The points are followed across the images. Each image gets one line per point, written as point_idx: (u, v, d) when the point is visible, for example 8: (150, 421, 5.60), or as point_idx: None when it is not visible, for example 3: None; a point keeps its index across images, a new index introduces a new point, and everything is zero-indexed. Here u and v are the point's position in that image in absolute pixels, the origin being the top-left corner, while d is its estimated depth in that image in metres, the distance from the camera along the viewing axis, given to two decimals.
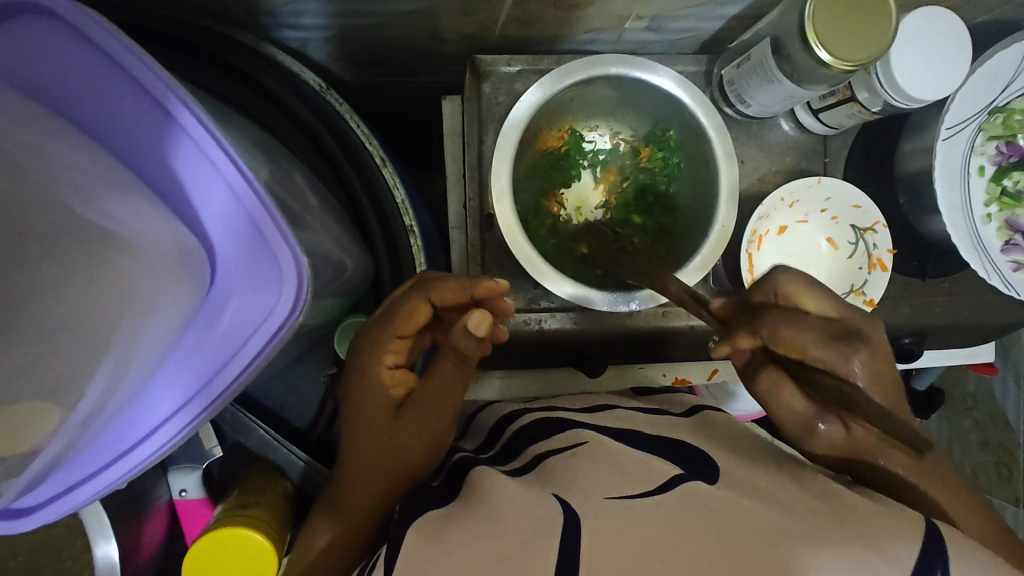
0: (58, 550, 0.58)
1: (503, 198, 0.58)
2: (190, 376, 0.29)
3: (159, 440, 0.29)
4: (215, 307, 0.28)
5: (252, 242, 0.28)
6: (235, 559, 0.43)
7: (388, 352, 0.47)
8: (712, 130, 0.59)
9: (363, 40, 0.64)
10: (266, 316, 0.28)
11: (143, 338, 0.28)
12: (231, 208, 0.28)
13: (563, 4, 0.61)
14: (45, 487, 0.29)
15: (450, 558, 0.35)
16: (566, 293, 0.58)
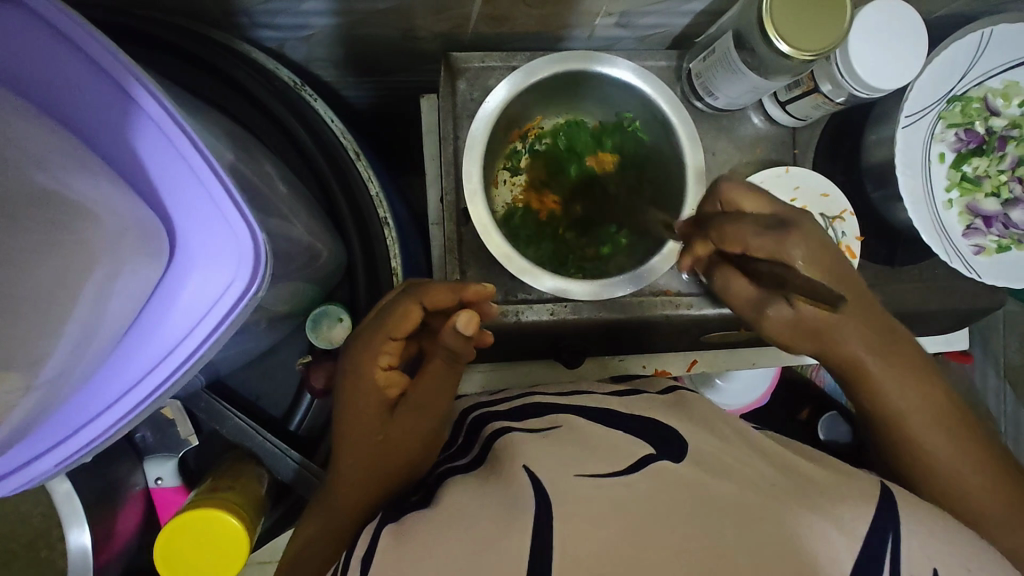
0: (37, 543, 0.58)
1: (476, 201, 0.59)
2: (157, 344, 0.29)
3: (126, 406, 0.30)
4: (179, 280, 0.29)
5: (215, 218, 0.29)
6: (210, 540, 0.44)
7: (379, 354, 0.48)
8: (674, 118, 0.61)
9: (341, 40, 0.66)
10: (224, 291, 0.29)
11: (108, 309, 0.29)
12: (193, 185, 0.29)
13: (533, 2, 0.63)
14: (21, 447, 0.30)
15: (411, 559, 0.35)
16: (548, 287, 0.59)
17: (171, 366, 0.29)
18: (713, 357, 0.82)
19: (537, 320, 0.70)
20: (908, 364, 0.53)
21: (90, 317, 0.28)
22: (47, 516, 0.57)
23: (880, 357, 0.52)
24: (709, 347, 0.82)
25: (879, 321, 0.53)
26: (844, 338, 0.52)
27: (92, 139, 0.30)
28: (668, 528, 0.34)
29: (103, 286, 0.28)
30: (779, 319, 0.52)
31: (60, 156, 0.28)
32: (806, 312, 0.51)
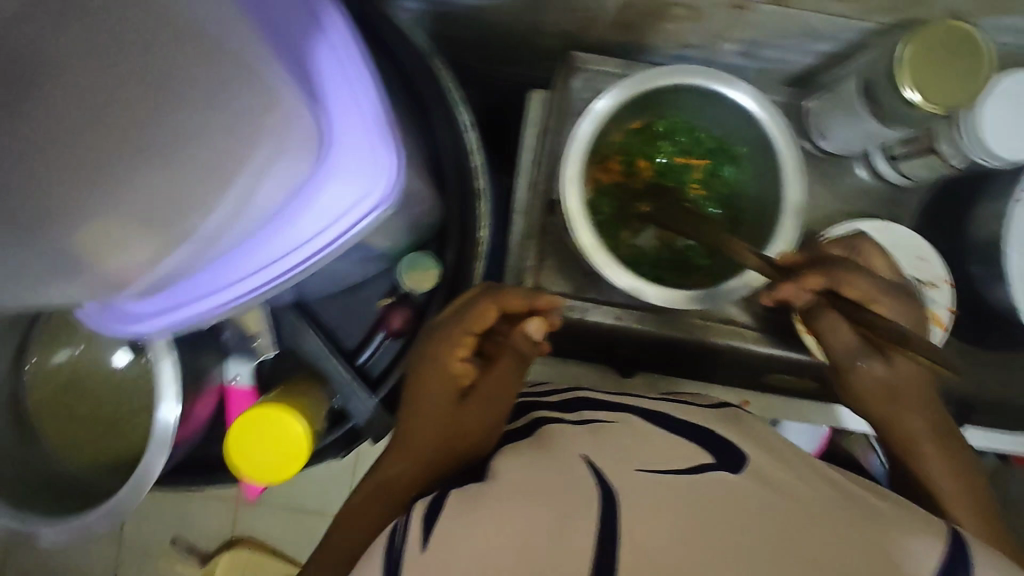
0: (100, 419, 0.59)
1: (573, 187, 0.60)
2: (300, 228, 0.40)
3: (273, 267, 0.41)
4: (324, 181, 0.39)
5: (360, 146, 0.39)
6: (276, 438, 0.47)
7: (453, 349, 0.52)
8: (782, 149, 0.60)
9: (472, 23, 0.71)
10: (357, 200, 0.39)
11: (266, 187, 0.39)
12: (352, 113, 0.39)
13: (663, 16, 0.65)
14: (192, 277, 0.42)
15: (482, 530, 0.36)
16: (622, 284, 0.60)
17: (298, 254, 0.40)
18: (767, 404, 0.80)
19: (601, 322, 0.71)
20: (957, 450, 0.56)
21: (245, 194, 0.39)
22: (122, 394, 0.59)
23: (926, 438, 0.56)
24: (768, 392, 0.79)
25: (943, 419, 0.57)
26: (912, 418, 0.56)
27: (284, 50, 0.39)
28: (715, 519, 0.35)
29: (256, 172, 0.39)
30: (869, 376, 0.57)
31: (253, 52, 0.37)
32: (898, 370, 0.56)
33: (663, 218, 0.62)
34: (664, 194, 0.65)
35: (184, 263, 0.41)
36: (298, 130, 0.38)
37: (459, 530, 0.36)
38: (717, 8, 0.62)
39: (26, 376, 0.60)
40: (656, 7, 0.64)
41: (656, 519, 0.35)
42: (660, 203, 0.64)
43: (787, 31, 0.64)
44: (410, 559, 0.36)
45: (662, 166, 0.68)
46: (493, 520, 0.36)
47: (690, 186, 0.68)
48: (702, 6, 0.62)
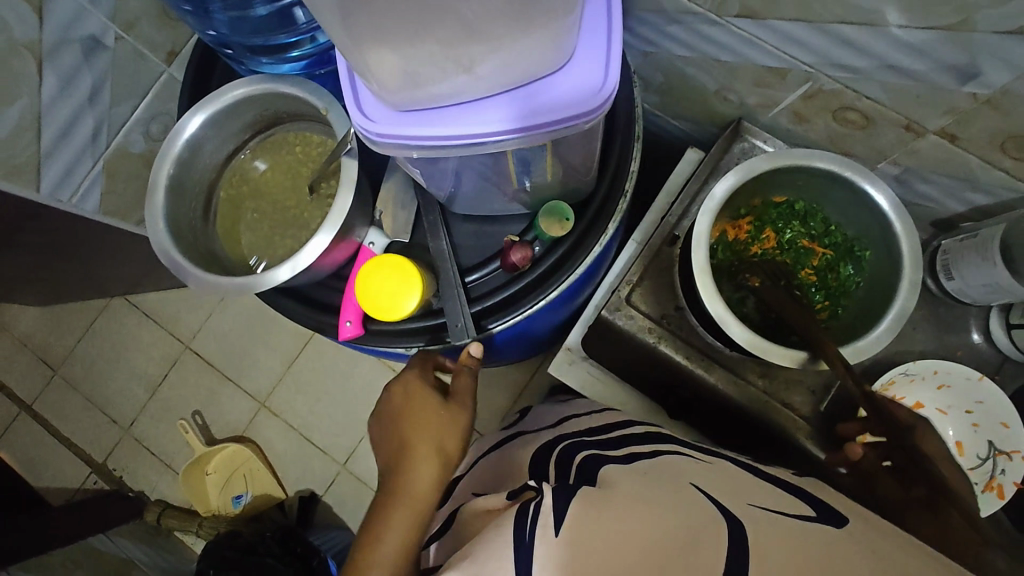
0: (264, 227, 0.64)
1: (705, 217, 0.66)
2: (517, 112, 0.41)
3: (473, 135, 0.42)
4: (558, 83, 0.41)
5: (594, 72, 0.41)
6: (393, 281, 0.56)
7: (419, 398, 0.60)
8: (906, 260, 0.63)
9: (669, 69, 0.84)
10: (576, 106, 0.41)
11: (511, 64, 0.38)
12: (599, 31, 0.41)
13: (840, 118, 0.72)
14: (395, 112, 0.41)
15: (621, 527, 0.40)
16: (715, 311, 0.63)
17: (495, 140, 0.42)
18: None
19: (670, 355, 0.77)
20: None
21: (487, 67, 0.38)
22: (290, 210, 0.63)
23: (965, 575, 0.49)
24: None
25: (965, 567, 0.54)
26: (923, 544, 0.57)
27: None
28: (808, 548, 0.38)
29: (519, 50, 0.37)
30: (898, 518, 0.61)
31: None
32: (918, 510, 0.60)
33: (769, 294, 0.67)
34: (777, 273, 0.70)
35: (391, 90, 0.39)
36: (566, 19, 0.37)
37: (594, 528, 0.39)
38: (891, 126, 0.68)
39: (235, 164, 0.64)
40: (834, 107, 0.71)
41: (775, 543, 0.38)
42: (772, 278, 0.68)
43: (949, 171, 0.69)
44: (545, 539, 0.39)
45: (785, 245, 0.72)
46: (626, 523, 0.40)
47: (804, 272, 0.72)
48: (878, 120, 0.69)
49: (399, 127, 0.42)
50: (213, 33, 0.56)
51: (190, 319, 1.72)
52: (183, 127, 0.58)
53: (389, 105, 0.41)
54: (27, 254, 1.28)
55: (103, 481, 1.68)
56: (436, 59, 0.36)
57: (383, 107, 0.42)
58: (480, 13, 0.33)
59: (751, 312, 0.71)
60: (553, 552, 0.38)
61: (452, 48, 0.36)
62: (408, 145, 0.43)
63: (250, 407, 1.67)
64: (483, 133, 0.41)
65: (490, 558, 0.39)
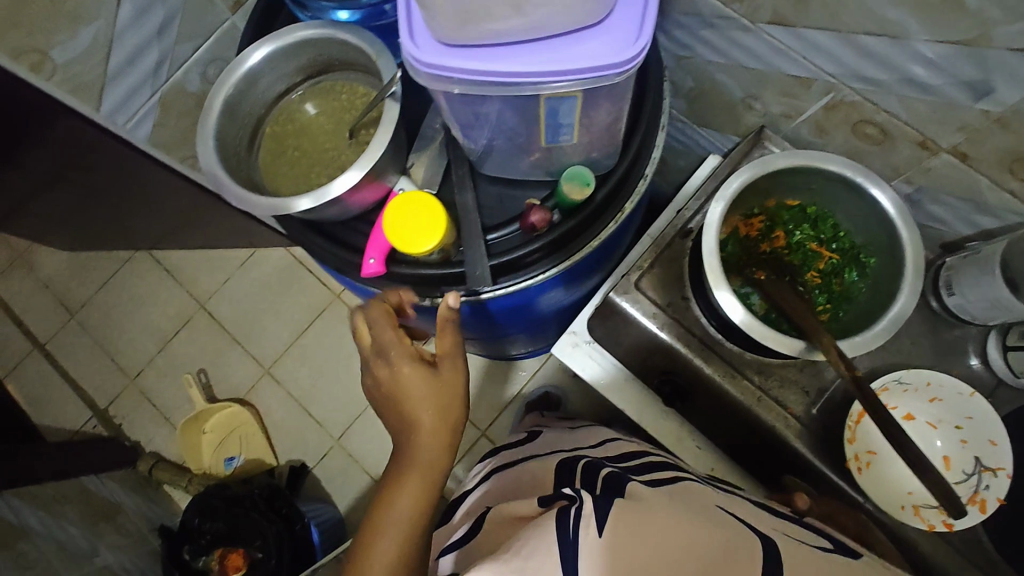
0: (302, 165, 0.68)
1: (721, 205, 0.69)
2: (550, 58, 0.45)
3: (507, 76, 0.46)
4: (590, 38, 0.45)
5: (628, 31, 0.45)
6: (423, 218, 0.60)
7: (417, 376, 0.60)
8: (909, 267, 0.65)
9: (701, 74, 0.87)
10: (605, 60, 0.45)
11: (551, 13, 0.43)
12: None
13: (859, 132, 0.75)
14: (440, 44, 0.46)
15: (655, 538, 0.45)
16: (720, 294, 0.66)
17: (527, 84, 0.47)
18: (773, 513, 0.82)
19: (671, 343, 0.79)
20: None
21: (531, 13, 0.42)
22: (328, 153, 0.68)
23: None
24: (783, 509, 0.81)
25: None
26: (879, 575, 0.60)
27: None
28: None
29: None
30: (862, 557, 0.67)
31: None
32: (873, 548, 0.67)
33: (774, 288, 0.70)
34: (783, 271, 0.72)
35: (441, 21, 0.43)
36: None
37: (632, 537, 0.45)
38: (907, 142, 0.71)
39: (283, 104, 0.69)
40: (855, 120, 0.74)
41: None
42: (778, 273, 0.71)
43: (960, 193, 0.71)
44: (589, 540, 0.44)
45: (794, 246, 0.74)
46: (660, 536, 0.46)
47: (809, 274, 0.74)
48: (895, 135, 0.71)
49: (442, 57, 0.46)
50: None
51: (209, 280, 1.77)
52: (244, 58, 0.62)
53: (436, 35, 0.45)
54: (67, 193, 1.33)
55: (102, 427, 1.71)
56: None
57: (430, 37, 0.46)
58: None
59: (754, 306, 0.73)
60: (596, 554, 0.44)
61: None
62: (447, 77, 0.47)
63: (255, 372, 1.70)
64: (521, 74, 0.45)
65: (538, 553, 0.44)
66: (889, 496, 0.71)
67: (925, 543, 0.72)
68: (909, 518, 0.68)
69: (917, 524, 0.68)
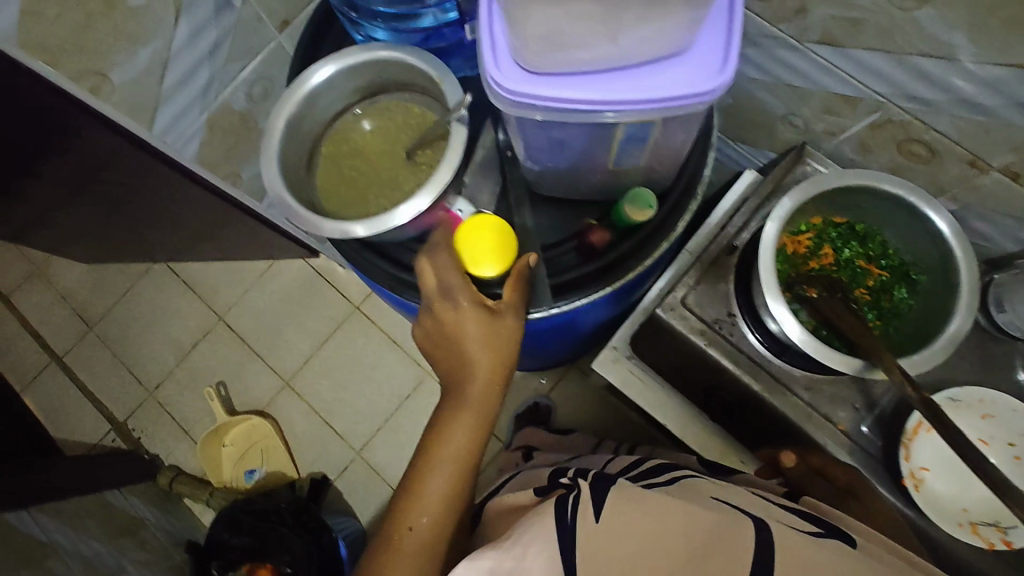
0: (359, 186, 0.68)
1: (774, 224, 0.69)
2: (625, 88, 0.46)
3: (582, 102, 0.46)
4: (667, 69, 0.46)
5: (714, 57, 0.45)
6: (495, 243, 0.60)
7: (480, 321, 0.60)
8: (964, 285, 0.66)
9: (740, 91, 0.88)
10: (682, 92, 0.45)
11: (631, 45, 0.43)
12: (712, 35, 0.45)
13: (905, 150, 0.76)
14: (517, 70, 0.46)
15: (650, 516, 0.49)
16: (777, 311, 0.67)
17: (602, 110, 0.47)
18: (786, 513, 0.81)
19: (718, 358, 0.80)
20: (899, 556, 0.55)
21: (612, 44, 0.43)
22: (384, 173, 0.68)
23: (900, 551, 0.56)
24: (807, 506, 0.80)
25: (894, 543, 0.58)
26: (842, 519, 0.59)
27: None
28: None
29: (657, 25, 0.42)
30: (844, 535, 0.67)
31: None
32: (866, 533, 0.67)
33: (827, 305, 0.70)
34: (835, 287, 0.73)
35: (523, 47, 0.44)
36: (690, 15, 0.41)
37: (625, 519, 0.49)
38: (955, 160, 0.72)
39: (339, 124, 0.69)
40: (901, 138, 0.75)
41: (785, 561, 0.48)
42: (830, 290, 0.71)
43: (1008, 211, 0.72)
44: (584, 526, 0.49)
45: (843, 263, 0.75)
46: (650, 514, 0.49)
47: (858, 290, 0.75)
48: (942, 153, 0.72)
49: (518, 82, 0.46)
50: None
51: (228, 292, 1.76)
52: (308, 77, 0.63)
53: (523, 63, 0.46)
54: (91, 207, 1.32)
55: (121, 440, 1.70)
56: (571, 26, 0.41)
57: (516, 64, 0.46)
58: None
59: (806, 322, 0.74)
60: (588, 535, 0.48)
61: (589, 19, 0.41)
62: (521, 102, 0.48)
63: (274, 385, 1.70)
64: (596, 101, 0.46)
65: (535, 542, 0.49)
66: (945, 512, 0.70)
67: (978, 558, 0.73)
68: (970, 534, 0.68)
69: (979, 542, 0.68)
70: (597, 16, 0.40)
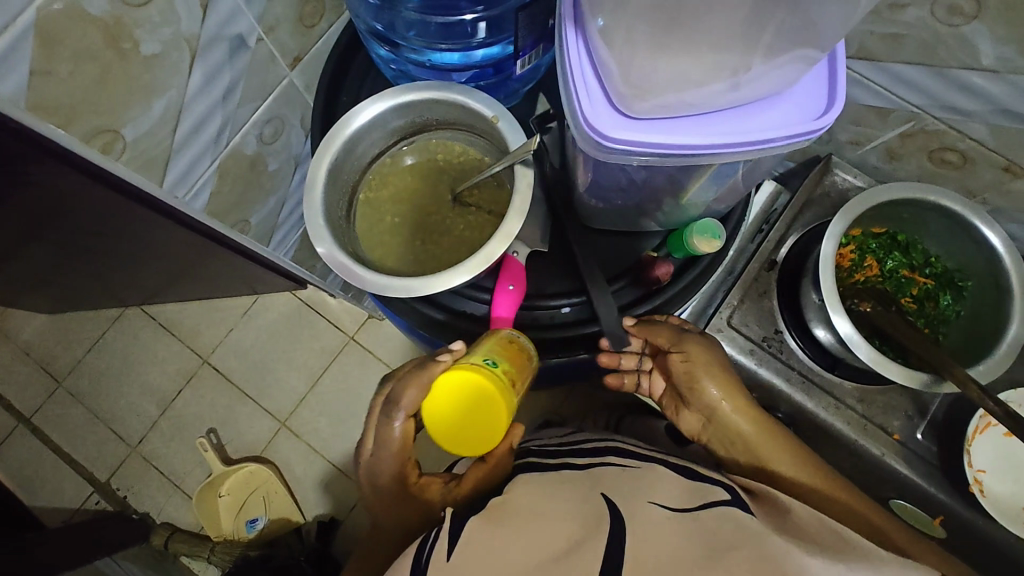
0: (407, 233, 0.63)
1: (829, 242, 0.69)
2: (713, 130, 0.44)
3: (665, 144, 0.44)
4: (757, 114, 0.44)
5: (807, 110, 0.44)
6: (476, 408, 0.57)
7: (396, 491, 0.64)
8: (1017, 290, 0.67)
9: None
10: (771, 138, 0.43)
11: (728, 90, 0.41)
12: (806, 89, 0.44)
13: (936, 158, 0.77)
14: (600, 107, 0.44)
15: (509, 532, 0.47)
16: (843, 329, 0.66)
17: (684, 152, 0.45)
18: None
19: (770, 376, 0.79)
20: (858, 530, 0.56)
21: (709, 88, 0.41)
22: (432, 217, 0.64)
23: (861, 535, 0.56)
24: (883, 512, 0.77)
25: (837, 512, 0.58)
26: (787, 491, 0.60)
27: None
28: None
29: (773, 67, 0.40)
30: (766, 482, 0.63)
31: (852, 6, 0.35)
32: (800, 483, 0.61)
33: (884, 319, 0.70)
34: (886, 299, 0.73)
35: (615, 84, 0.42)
36: (792, 65, 0.40)
37: (479, 544, 0.46)
38: (989, 166, 0.73)
39: (377, 167, 0.64)
40: (934, 147, 0.76)
41: (650, 531, 0.46)
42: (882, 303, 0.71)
43: None
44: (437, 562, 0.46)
45: (888, 273, 0.75)
46: (509, 533, 0.47)
47: (904, 299, 0.75)
48: (977, 160, 0.74)
49: (600, 119, 0.44)
50: (381, 28, 0.59)
51: (210, 333, 1.53)
52: (347, 122, 0.58)
53: (624, 108, 0.43)
54: (50, 261, 1.09)
55: (107, 502, 1.48)
56: (673, 66, 0.39)
57: (616, 110, 0.44)
58: (767, 27, 0.37)
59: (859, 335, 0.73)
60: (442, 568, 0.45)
61: (694, 59, 0.39)
62: (597, 141, 0.45)
63: (270, 426, 1.49)
64: (682, 144, 0.44)
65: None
66: (1010, 513, 0.71)
67: None
68: None
69: None
70: (703, 57, 0.39)
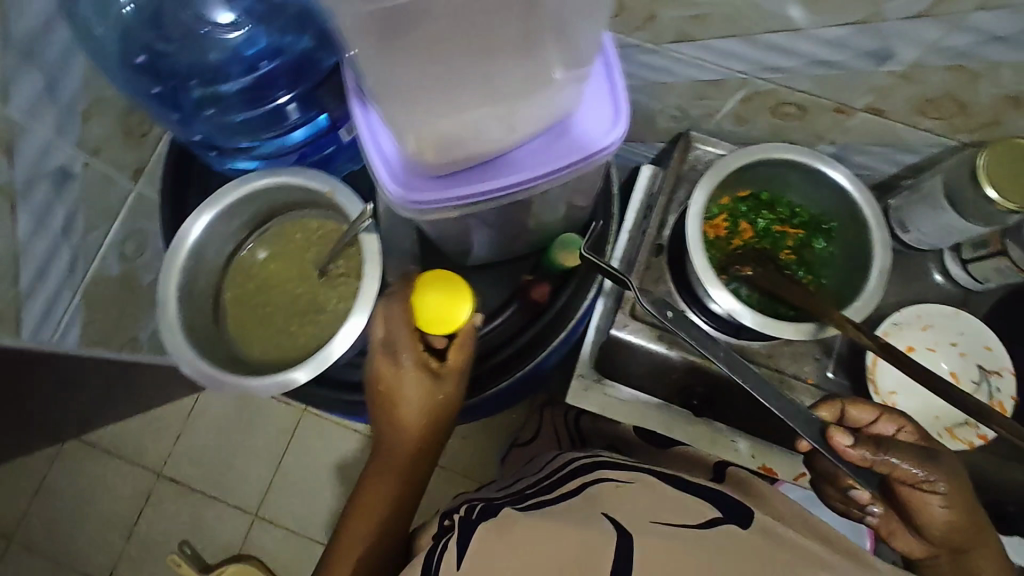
0: (280, 318, 0.63)
1: (693, 220, 0.71)
2: (523, 166, 0.47)
3: (485, 188, 0.47)
4: (558, 140, 0.47)
5: (600, 124, 0.47)
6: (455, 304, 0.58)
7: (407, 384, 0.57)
8: (872, 219, 0.71)
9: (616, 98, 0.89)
10: (577, 155, 0.47)
11: (519, 129, 0.45)
12: (595, 104, 0.48)
13: (778, 113, 0.81)
14: (413, 174, 0.46)
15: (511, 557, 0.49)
16: (725, 303, 0.68)
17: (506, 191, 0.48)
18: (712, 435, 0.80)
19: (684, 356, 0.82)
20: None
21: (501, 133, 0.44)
22: (303, 298, 0.63)
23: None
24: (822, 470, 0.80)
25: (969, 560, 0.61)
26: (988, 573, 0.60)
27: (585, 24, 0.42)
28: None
29: (545, 102, 0.43)
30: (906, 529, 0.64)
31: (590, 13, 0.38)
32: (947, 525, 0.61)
33: (766, 278, 0.73)
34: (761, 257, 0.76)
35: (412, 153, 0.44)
36: (566, 92, 0.44)
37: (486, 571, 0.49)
38: (824, 111, 0.77)
39: (236, 263, 0.64)
40: (772, 104, 0.79)
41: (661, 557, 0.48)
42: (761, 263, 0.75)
43: (879, 141, 0.79)
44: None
45: (762, 232, 0.78)
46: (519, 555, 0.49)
47: (783, 253, 0.78)
48: (812, 108, 0.77)
49: (415, 187, 0.46)
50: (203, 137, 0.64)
51: (155, 447, 1.43)
52: (187, 233, 0.59)
53: (436, 170, 0.46)
54: None
55: None
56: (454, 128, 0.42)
57: (429, 175, 0.46)
58: (517, 79, 0.40)
59: (751, 295, 0.76)
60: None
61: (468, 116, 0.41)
62: (422, 205, 0.47)
63: (243, 521, 1.40)
64: (499, 186, 0.47)
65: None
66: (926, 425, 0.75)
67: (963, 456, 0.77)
68: (954, 441, 0.74)
69: (963, 446, 0.74)
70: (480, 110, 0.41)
